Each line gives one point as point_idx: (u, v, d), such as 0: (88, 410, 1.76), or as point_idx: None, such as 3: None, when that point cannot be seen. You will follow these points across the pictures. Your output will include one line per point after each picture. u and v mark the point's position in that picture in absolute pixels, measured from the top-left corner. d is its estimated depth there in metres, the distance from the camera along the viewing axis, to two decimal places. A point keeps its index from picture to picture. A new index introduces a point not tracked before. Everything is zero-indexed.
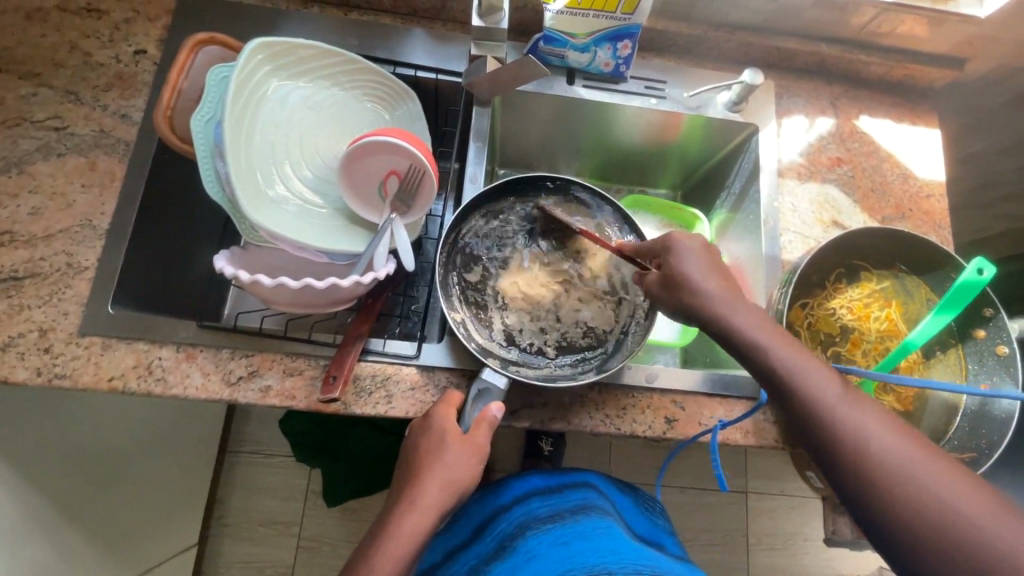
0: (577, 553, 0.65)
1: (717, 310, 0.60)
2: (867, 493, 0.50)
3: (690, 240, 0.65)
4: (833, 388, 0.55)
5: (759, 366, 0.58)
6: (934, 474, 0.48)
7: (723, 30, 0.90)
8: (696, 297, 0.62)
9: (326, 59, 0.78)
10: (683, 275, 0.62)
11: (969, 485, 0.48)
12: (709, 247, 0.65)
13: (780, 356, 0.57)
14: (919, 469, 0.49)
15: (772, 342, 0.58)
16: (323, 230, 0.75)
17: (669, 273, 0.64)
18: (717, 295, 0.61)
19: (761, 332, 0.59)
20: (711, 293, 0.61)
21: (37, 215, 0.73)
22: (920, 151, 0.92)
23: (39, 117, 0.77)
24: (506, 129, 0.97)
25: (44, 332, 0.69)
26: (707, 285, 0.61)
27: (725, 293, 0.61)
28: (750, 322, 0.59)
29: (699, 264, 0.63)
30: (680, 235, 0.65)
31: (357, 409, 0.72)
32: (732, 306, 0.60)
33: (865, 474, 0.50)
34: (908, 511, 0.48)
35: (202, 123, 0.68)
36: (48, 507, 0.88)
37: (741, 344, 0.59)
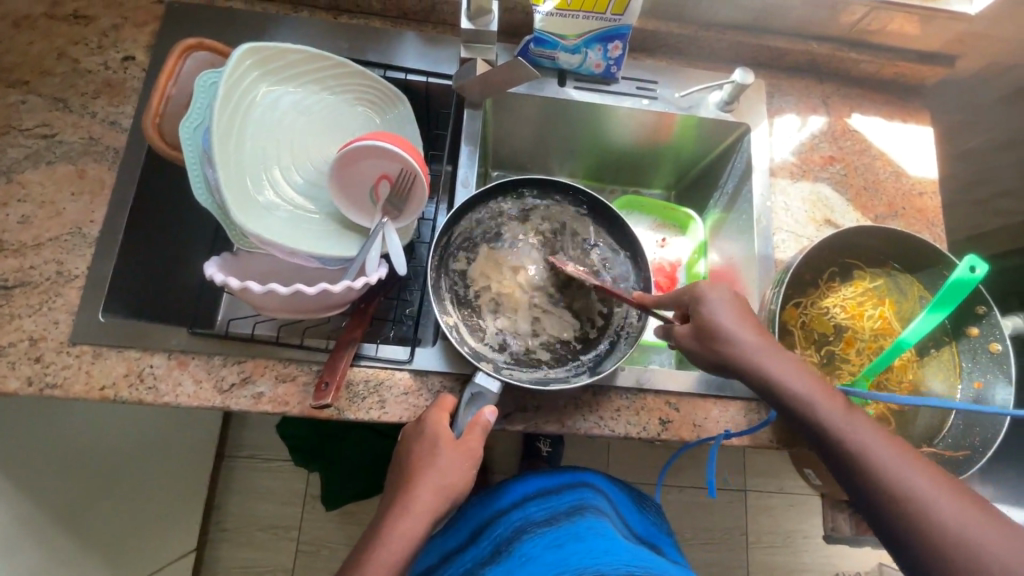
0: (570, 555, 0.65)
1: (752, 361, 0.61)
2: (915, 545, 0.51)
3: (718, 289, 0.65)
4: (873, 438, 0.56)
5: (798, 415, 0.60)
6: (980, 527, 0.49)
7: (713, 30, 0.90)
8: (728, 347, 0.62)
9: (315, 63, 0.78)
10: (714, 325, 0.63)
11: (1017, 539, 0.48)
12: (738, 293, 0.65)
13: (819, 406, 0.58)
14: (964, 522, 0.50)
15: (809, 391, 0.59)
16: (314, 235, 0.75)
17: (697, 321, 0.65)
18: (751, 345, 0.62)
19: (797, 382, 0.60)
20: (743, 343, 0.62)
21: (27, 223, 0.73)
22: (913, 148, 0.92)
23: (28, 125, 0.77)
24: (498, 132, 0.97)
25: (35, 341, 0.69)
26: (739, 336, 0.62)
27: (759, 343, 0.62)
28: (786, 371, 0.61)
29: (730, 312, 0.64)
30: (708, 285, 0.65)
31: (351, 415, 0.72)
32: (767, 356, 0.61)
33: (909, 525, 0.51)
34: (955, 565, 0.49)
35: (190, 130, 0.68)
36: (43, 516, 0.87)
37: (778, 394, 0.60)
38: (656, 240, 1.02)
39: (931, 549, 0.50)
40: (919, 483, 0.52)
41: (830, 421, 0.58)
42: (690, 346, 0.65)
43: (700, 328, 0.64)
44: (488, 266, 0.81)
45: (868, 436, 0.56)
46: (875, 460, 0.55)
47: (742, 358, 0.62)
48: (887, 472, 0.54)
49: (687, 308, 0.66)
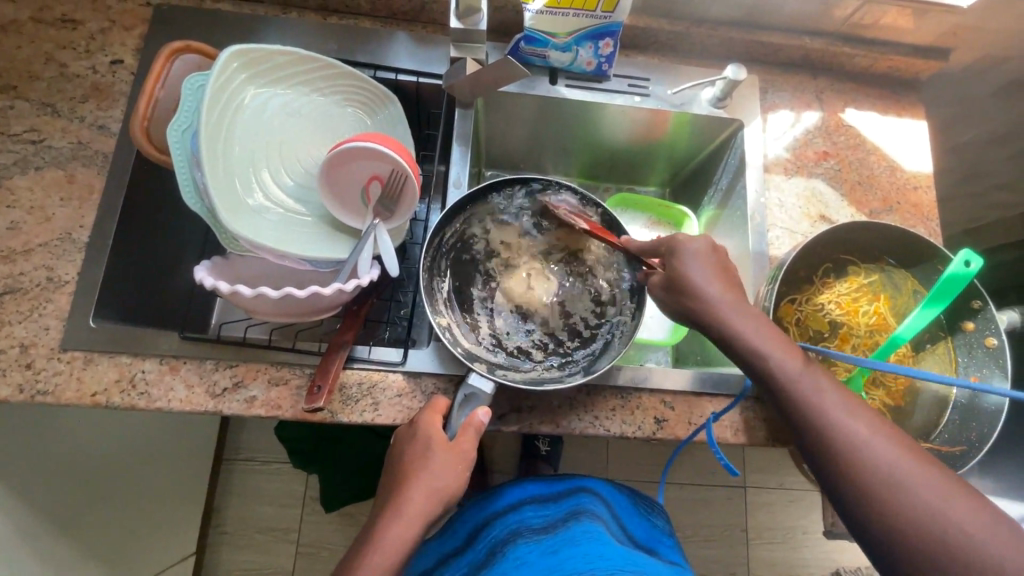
0: (566, 561, 0.65)
1: (720, 315, 0.60)
2: (859, 500, 0.52)
3: (696, 242, 0.63)
4: (830, 395, 0.56)
5: (759, 369, 0.59)
6: (925, 485, 0.50)
7: (705, 26, 0.89)
8: (698, 301, 0.61)
9: (303, 65, 0.77)
10: (686, 280, 0.62)
11: (958, 496, 0.49)
12: (713, 247, 0.63)
13: (780, 362, 0.57)
14: (911, 479, 0.50)
15: (772, 347, 0.58)
16: (306, 238, 0.75)
17: (672, 276, 0.63)
18: (720, 300, 0.60)
19: (762, 337, 0.59)
20: (713, 298, 0.60)
21: (16, 229, 0.72)
22: (908, 143, 0.92)
23: (16, 131, 0.76)
24: (491, 131, 0.97)
25: (26, 347, 0.69)
26: (709, 290, 0.60)
27: (728, 297, 0.60)
28: (755, 331, 0.59)
29: (701, 265, 0.62)
30: (685, 237, 0.63)
31: (344, 418, 0.71)
32: (735, 310, 0.60)
33: (857, 482, 0.52)
34: (898, 520, 0.50)
35: (178, 133, 0.67)
36: (38, 524, 0.87)
37: (742, 349, 0.59)
38: (651, 238, 1.01)
39: (876, 505, 0.51)
40: (870, 441, 0.53)
41: (791, 377, 0.57)
42: (664, 299, 0.65)
43: (672, 283, 0.63)
44: (484, 263, 0.82)
45: (824, 393, 0.56)
46: (830, 417, 0.54)
47: (710, 312, 0.60)
48: (840, 429, 0.54)
49: (665, 258, 0.66)
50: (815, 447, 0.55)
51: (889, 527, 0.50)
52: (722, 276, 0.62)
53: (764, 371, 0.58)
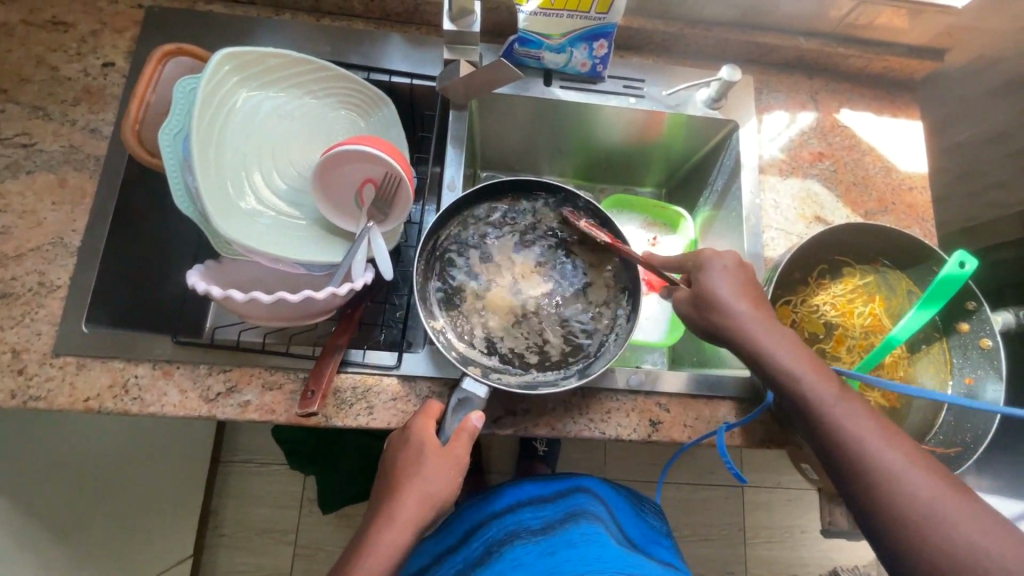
0: (562, 563, 0.65)
1: (748, 332, 0.61)
2: (887, 519, 0.52)
3: (720, 258, 0.65)
4: (856, 414, 0.56)
5: (786, 388, 0.59)
6: (950, 505, 0.50)
7: (699, 27, 0.89)
8: (726, 317, 0.62)
9: (296, 67, 0.77)
10: (713, 295, 0.62)
11: (984, 518, 0.49)
12: (738, 264, 0.65)
13: (808, 381, 0.58)
14: (936, 499, 0.51)
15: (799, 365, 0.59)
16: (299, 241, 0.75)
17: (698, 292, 0.64)
18: (747, 318, 0.61)
19: (789, 354, 0.59)
20: (741, 315, 0.61)
21: (7, 234, 0.72)
22: (903, 143, 0.92)
23: (7, 135, 0.76)
24: (485, 132, 0.96)
25: (18, 353, 0.68)
26: (737, 306, 0.61)
27: (754, 315, 0.61)
28: (781, 346, 0.60)
29: (728, 282, 0.63)
30: (711, 252, 0.65)
31: (338, 422, 0.71)
32: (762, 327, 0.61)
33: (884, 501, 0.52)
34: (924, 540, 0.50)
35: (170, 137, 0.67)
36: (33, 528, 0.87)
37: (768, 367, 0.60)
38: (647, 238, 1.01)
39: (903, 525, 0.51)
40: (897, 461, 0.53)
41: (817, 396, 0.57)
42: (688, 315, 0.66)
43: (698, 299, 0.64)
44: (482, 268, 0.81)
45: (850, 412, 0.56)
46: (856, 436, 0.55)
47: (738, 328, 0.61)
48: (865, 448, 0.54)
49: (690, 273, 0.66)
50: (841, 467, 0.56)
51: (915, 546, 0.50)
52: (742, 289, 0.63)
53: (790, 388, 0.59)
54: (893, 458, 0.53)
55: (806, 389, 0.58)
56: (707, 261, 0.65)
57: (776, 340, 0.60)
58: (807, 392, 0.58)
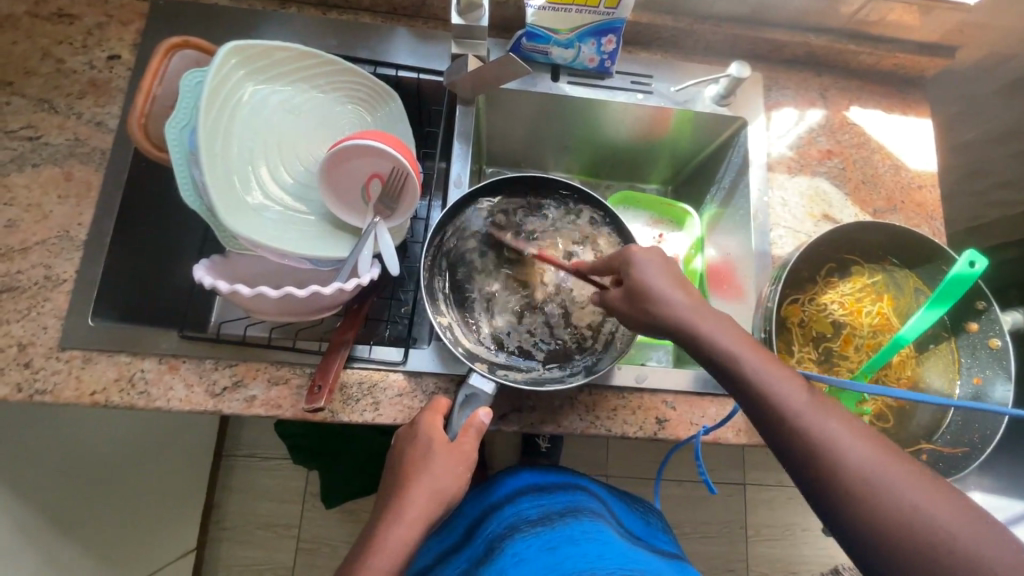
0: (565, 560, 0.64)
1: (684, 319, 0.59)
2: (834, 495, 0.49)
3: (647, 252, 0.64)
4: (798, 392, 0.54)
5: (727, 368, 0.57)
6: (896, 477, 0.48)
7: (709, 22, 0.88)
8: (661, 306, 0.60)
9: (303, 61, 0.77)
10: (646, 285, 0.61)
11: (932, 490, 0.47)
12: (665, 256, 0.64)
13: (749, 362, 0.56)
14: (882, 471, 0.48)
15: (740, 346, 0.57)
16: (307, 236, 0.74)
17: (630, 285, 0.63)
18: (684, 307, 0.60)
19: (728, 336, 0.58)
20: (678, 302, 0.60)
21: (13, 227, 0.72)
22: (913, 142, 0.91)
23: (12, 127, 0.75)
24: (492, 128, 0.96)
25: (24, 346, 0.68)
26: (672, 296, 0.60)
27: (690, 300, 0.60)
28: (720, 331, 0.58)
29: (659, 274, 0.62)
30: (635, 247, 0.64)
31: (344, 417, 0.71)
32: (701, 311, 0.59)
33: (830, 477, 0.49)
34: (872, 514, 0.47)
35: (176, 130, 0.67)
36: (38, 521, 0.87)
37: (710, 354, 0.58)
38: (653, 236, 1.01)
39: (851, 500, 0.48)
40: (840, 435, 0.50)
41: (759, 375, 0.55)
42: (624, 311, 0.64)
43: (631, 291, 0.63)
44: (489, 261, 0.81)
45: (793, 391, 0.54)
46: (800, 413, 0.52)
47: (674, 315, 0.60)
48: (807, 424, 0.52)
49: (619, 271, 0.66)
50: (786, 447, 0.53)
51: (866, 524, 0.47)
52: (676, 281, 0.62)
53: (732, 370, 0.57)
54: (835, 431, 0.50)
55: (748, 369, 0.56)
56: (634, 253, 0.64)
57: (717, 325, 0.58)
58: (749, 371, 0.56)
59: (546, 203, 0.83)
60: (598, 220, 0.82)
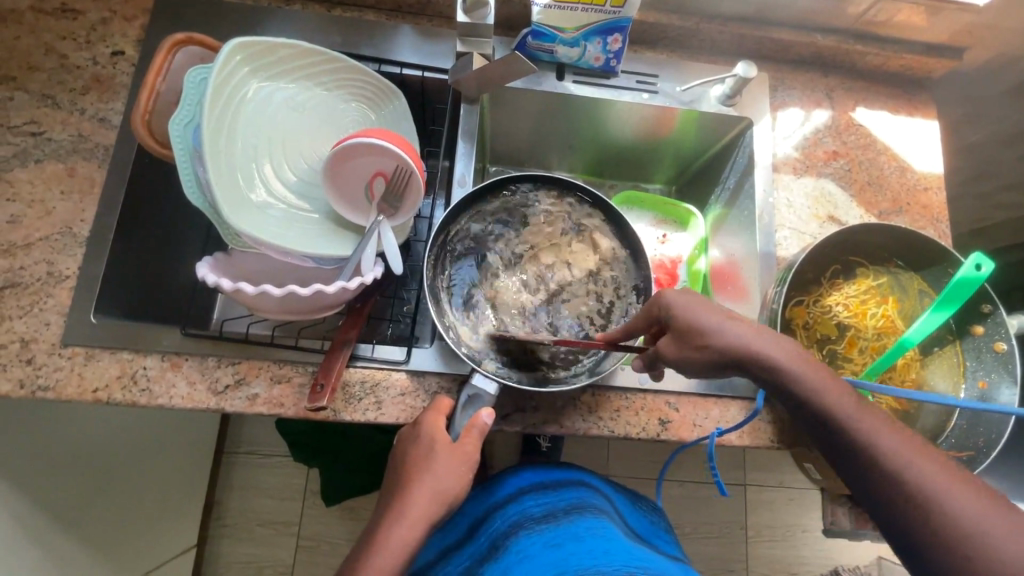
0: (569, 555, 0.63)
1: (750, 354, 0.58)
2: (922, 534, 0.49)
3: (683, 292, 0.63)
4: (881, 429, 0.54)
5: (803, 402, 0.57)
6: (990, 517, 0.47)
7: (715, 22, 0.88)
8: (719, 343, 0.58)
9: (307, 58, 0.76)
10: (699, 323, 0.59)
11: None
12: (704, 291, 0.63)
13: (811, 379, 0.56)
14: (973, 511, 0.48)
15: (816, 380, 0.57)
16: (310, 234, 0.74)
17: (676, 326, 0.61)
18: (741, 334, 0.58)
19: (801, 369, 0.57)
20: (740, 337, 0.58)
21: (16, 223, 0.72)
22: (918, 143, 0.91)
23: (15, 123, 0.75)
24: (496, 127, 0.95)
25: (26, 343, 0.68)
26: (731, 332, 0.58)
27: (755, 333, 0.59)
28: (781, 351, 0.58)
29: (716, 309, 0.60)
30: (668, 289, 0.63)
31: (346, 416, 0.71)
32: (768, 345, 0.58)
33: (919, 516, 0.49)
34: (965, 556, 0.47)
35: (180, 127, 0.66)
36: (39, 517, 0.87)
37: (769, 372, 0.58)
38: (656, 236, 1.00)
39: (941, 541, 0.48)
40: (928, 473, 0.50)
41: (840, 410, 0.55)
42: (672, 355, 0.61)
43: (679, 330, 0.60)
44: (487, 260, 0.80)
45: (876, 428, 0.54)
46: (886, 449, 0.52)
47: (735, 351, 0.58)
48: (893, 461, 0.52)
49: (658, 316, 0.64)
50: (871, 484, 0.53)
51: (957, 565, 0.47)
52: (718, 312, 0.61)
53: (809, 404, 0.56)
54: (924, 470, 0.50)
55: (828, 404, 0.56)
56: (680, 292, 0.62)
57: (785, 359, 0.58)
58: (829, 406, 0.56)
59: (542, 198, 0.82)
60: (594, 212, 0.81)
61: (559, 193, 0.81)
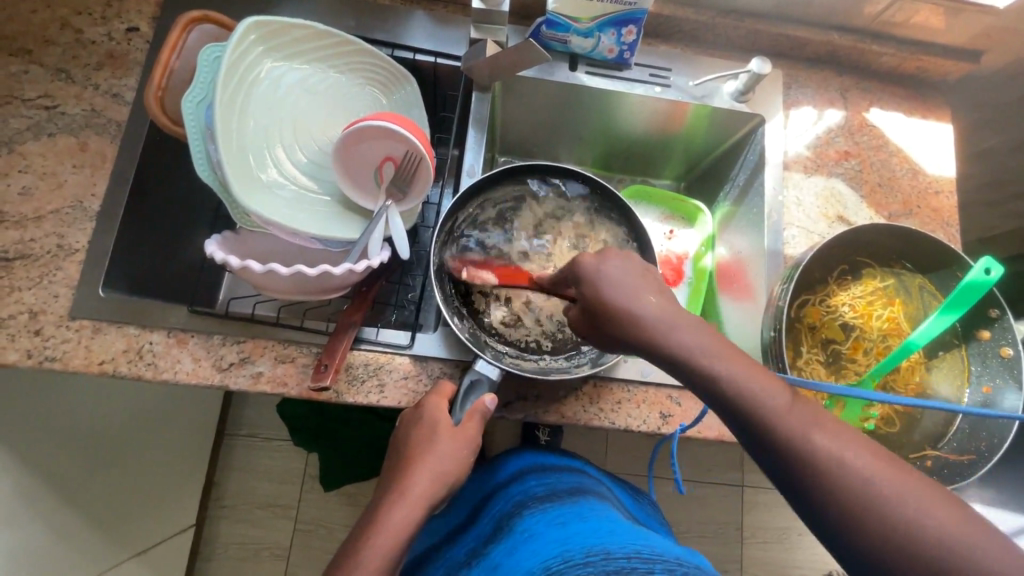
0: (574, 534, 0.62)
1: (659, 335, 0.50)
2: (848, 519, 0.41)
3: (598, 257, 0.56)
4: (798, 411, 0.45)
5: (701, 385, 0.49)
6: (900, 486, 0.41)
7: (731, 17, 0.87)
8: (623, 326, 0.52)
9: (320, 40, 0.76)
10: (605, 299, 0.53)
11: None
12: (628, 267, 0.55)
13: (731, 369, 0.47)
14: (900, 490, 0.41)
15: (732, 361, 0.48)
16: (320, 216, 0.74)
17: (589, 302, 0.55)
18: (651, 315, 0.51)
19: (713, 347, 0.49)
20: (646, 316, 0.51)
21: (27, 195, 0.72)
22: (931, 146, 0.90)
23: (29, 96, 0.76)
24: (507, 114, 0.95)
25: (35, 314, 0.69)
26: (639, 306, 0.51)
27: (663, 306, 0.52)
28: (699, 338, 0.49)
29: (618, 285, 0.53)
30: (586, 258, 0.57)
31: (349, 398, 0.71)
32: (670, 325, 0.50)
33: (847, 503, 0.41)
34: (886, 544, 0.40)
35: (192, 105, 0.67)
36: (41, 489, 0.87)
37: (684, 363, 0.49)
38: (664, 232, 1.00)
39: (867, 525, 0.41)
40: (848, 452, 0.43)
41: (752, 389, 0.47)
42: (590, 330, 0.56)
43: (591, 309, 0.55)
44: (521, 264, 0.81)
45: (799, 413, 0.45)
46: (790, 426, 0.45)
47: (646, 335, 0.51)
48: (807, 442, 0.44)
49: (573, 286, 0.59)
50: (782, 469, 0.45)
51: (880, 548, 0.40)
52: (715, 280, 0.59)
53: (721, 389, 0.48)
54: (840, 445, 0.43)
55: (732, 381, 0.47)
56: (602, 262, 0.56)
57: (695, 344, 0.49)
58: (748, 396, 0.46)
59: (544, 192, 0.82)
60: (598, 204, 0.81)
61: (563, 186, 0.82)
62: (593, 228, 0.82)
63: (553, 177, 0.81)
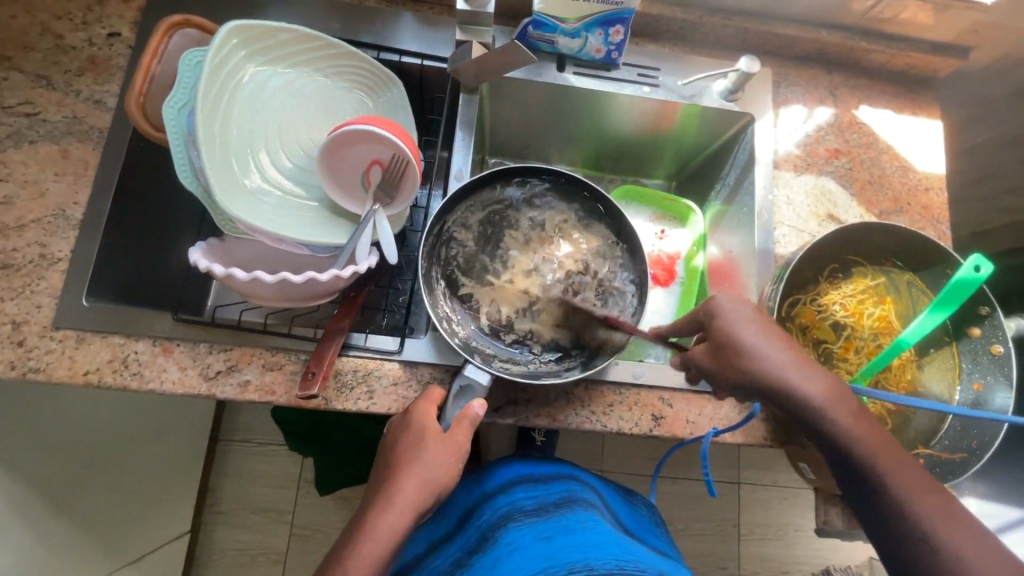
0: (560, 549, 0.62)
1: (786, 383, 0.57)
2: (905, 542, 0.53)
3: (738, 303, 0.62)
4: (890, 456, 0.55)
5: (811, 421, 0.57)
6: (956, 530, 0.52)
7: (719, 15, 0.87)
8: (752, 366, 0.58)
9: (304, 44, 0.76)
10: (739, 341, 0.59)
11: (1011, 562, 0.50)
12: (758, 310, 0.62)
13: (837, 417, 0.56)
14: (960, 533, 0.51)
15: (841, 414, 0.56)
16: (302, 221, 0.73)
17: (720, 338, 0.61)
18: (781, 362, 0.58)
19: (833, 402, 0.57)
20: (775, 361, 0.58)
21: (9, 203, 0.71)
22: (920, 142, 0.90)
23: (10, 103, 0.75)
24: (496, 116, 0.95)
25: (17, 325, 0.68)
26: (768, 353, 0.58)
27: (795, 364, 0.58)
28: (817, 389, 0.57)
29: (752, 326, 0.60)
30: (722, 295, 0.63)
31: (338, 405, 0.71)
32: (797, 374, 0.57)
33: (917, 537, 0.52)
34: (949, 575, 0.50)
35: (174, 110, 0.66)
36: (29, 499, 0.86)
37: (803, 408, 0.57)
38: (655, 232, 1.00)
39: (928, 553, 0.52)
40: (921, 498, 0.53)
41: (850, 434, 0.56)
42: (712, 363, 0.61)
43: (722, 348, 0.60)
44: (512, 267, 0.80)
45: (888, 462, 0.55)
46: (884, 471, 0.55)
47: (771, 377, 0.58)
48: (893, 488, 0.54)
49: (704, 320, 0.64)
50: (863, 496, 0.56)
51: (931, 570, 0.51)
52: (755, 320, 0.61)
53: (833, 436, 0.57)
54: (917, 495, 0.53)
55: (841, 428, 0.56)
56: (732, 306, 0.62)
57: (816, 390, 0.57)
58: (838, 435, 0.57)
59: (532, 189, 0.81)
60: (587, 203, 0.81)
61: (553, 186, 0.81)
62: (583, 227, 0.81)
63: (545, 176, 0.81)
